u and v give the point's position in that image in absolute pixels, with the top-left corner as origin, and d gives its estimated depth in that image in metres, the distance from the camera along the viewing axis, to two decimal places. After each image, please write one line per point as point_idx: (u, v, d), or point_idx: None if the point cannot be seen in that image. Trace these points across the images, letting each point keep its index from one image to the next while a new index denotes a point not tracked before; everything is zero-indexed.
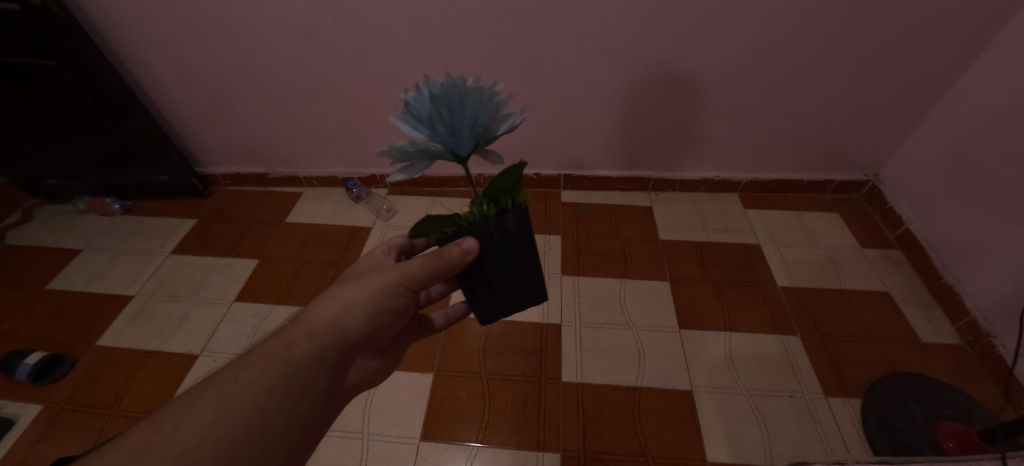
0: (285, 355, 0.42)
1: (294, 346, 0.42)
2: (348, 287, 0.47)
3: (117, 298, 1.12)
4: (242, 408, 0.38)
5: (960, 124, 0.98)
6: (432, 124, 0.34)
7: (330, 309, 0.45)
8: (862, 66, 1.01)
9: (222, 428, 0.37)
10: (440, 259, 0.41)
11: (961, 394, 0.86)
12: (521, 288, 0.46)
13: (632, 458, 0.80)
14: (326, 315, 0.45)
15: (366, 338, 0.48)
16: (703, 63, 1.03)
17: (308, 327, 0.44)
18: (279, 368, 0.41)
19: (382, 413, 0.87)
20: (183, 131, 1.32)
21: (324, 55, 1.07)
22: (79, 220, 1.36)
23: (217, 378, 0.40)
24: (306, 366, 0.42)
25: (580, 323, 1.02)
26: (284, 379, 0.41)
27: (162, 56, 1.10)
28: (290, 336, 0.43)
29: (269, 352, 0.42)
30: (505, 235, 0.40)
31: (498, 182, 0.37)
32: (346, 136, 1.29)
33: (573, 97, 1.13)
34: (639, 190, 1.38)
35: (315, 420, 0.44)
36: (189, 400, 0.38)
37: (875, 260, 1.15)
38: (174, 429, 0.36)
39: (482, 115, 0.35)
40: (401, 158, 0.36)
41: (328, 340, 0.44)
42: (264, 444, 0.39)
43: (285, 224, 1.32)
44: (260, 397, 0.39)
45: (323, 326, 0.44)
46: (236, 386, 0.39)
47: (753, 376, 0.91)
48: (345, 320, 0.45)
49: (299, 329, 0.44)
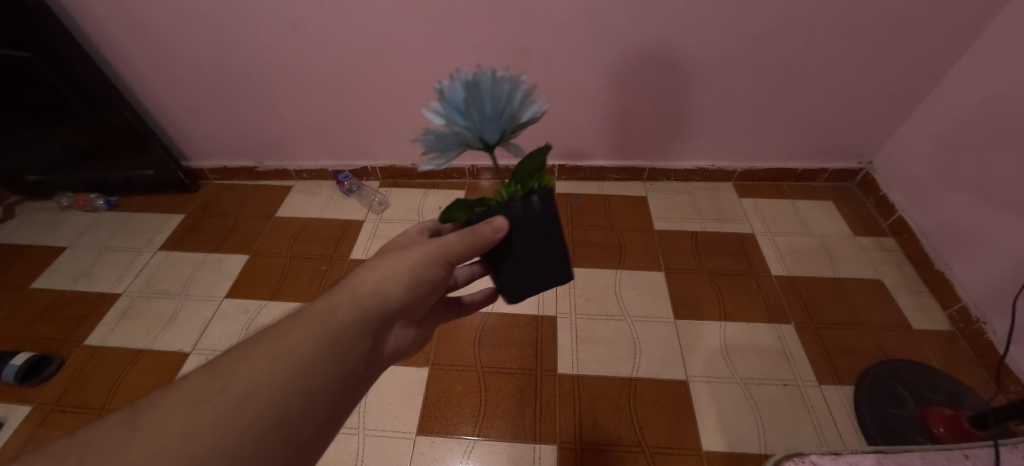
0: (330, 318, 0.36)
1: (339, 310, 0.36)
2: (391, 256, 0.42)
3: (104, 297, 1.09)
4: (285, 368, 0.31)
5: (954, 112, 0.98)
6: (467, 111, 0.32)
7: (372, 274, 0.40)
8: (858, 53, 1.00)
9: (266, 387, 0.30)
10: (468, 240, 0.39)
11: (951, 380, 0.88)
12: (548, 270, 0.43)
13: (627, 448, 0.80)
14: (370, 281, 0.39)
15: (410, 309, 0.42)
16: (699, 51, 1.01)
17: (352, 292, 0.38)
18: (324, 328, 0.34)
19: (377, 408, 0.87)
20: (167, 124, 1.28)
21: (310, 44, 1.04)
22: (63, 217, 1.32)
23: (258, 341, 0.33)
24: (351, 330, 0.36)
25: (575, 314, 1.01)
26: (331, 343, 0.34)
27: (142, 46, 1.07)
28: (333, 301, 0.37)
29: (312, 315, 0.36)
30: (533, 215, 0.39)
31: (522, 166, 0.37)
32: (335, 128, 1.26)
33: (567, 86, 1.11)
34: (633, 180, 1.37)
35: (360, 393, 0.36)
36: (228, 363, 0.32)
37: (868, 248, 1.15)
38: (214, 389, 0.29)
39: (513, 103, 0.33)
40: (433, 146, 0.34)
41: (374, 307, 0.38)
42: (306, 410, 0.31)
43: (275, 218, 1.30)
44: (304, 358, 0.32)
45: (369, 291, 0.39)
46: (279, 348, 0.33)
47: (747, 365, 0.91)
48: (389, 286, 0.40)
49: (343, 294, 0.38)
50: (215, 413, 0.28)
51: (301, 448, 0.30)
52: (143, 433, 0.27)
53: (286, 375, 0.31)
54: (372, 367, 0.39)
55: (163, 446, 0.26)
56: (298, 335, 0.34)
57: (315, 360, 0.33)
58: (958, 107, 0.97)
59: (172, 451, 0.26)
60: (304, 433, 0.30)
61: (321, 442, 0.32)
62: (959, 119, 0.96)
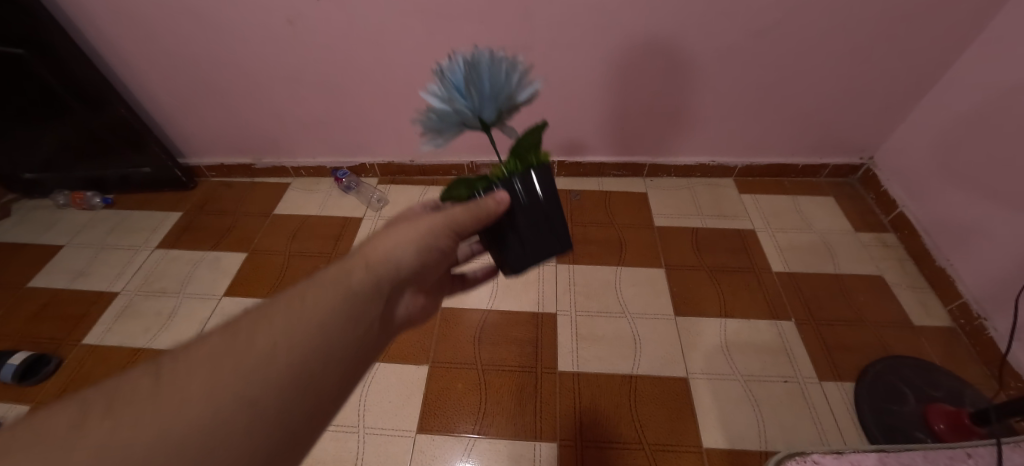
0: (345, 284, 0.37)
1: (353, 275, 0.37)
2: (399, 226, 0.42)
3: (102, 295, 1.09)
4: (307, 327, 0.33)
5: (957, 107, 0.97)
6: (467, 89, 0.37)
7: (384, 243, 0.40)
8: (861, 48, 0.98)
9: (293, 344, 0.32)
10: (471, 214, 0.39)
11: (952, 376, 0.87)
12: (552, 244, 0.43)
13: (628, 446, 0.80)
14: (381, 249, 0.40)
15: (417, 275, 0.43)
16: (700, 45, 1.00)
17: (363, 259, 0.39)
18: (340, 293, 0.36)
19: (377, 406, 0.86)
20: (163, 120, 1.27)
21: (307, 40, 1.03)
22: (59, 215, 1.31)
23: (280, 299, 0.35)
24: (365, 294, 0.37)
25: (576, 311, 1.01)
26: (346, 306, 0.35)
27: (136, 41, 1.05)
28: (347, 266, 0.38)
29: (328, 278, 0.37)
30: (533, 188, 0.40)
31: (521, 140, 0.40)
32: (333, 124, 1.25)
33: (567, 81, 1.10)
34: (633, 176, 1.36)
35: (370, 352, 0.39)
36: (254, 317, 0.33)
37: (869, 244, 1.15)
38: (244, 340, 0.31)
39: (507, 83, 0.38)
40: (435, 124, 0.39)
41: (386, 273, 0.39)
42: (327, 367, 0.33)
43: (273, 215, 1.29)
44: (325, 319, 0.34)
45: (381, 258, 0.39)
46: (301, 308, 0.34)
47: (748, 362, 0.91)
48: (400, 253, 0.40)
49: (356, 261, 0.39)
50: (244, 363, 0.30)
51: (319, 398, 0.33)
52: (177, 376, 0.28)
53: (308, 334, 0.32)
54: (381, 330, 0.41)
55: (199, 387, 0.28)
56: (316, 296, 0.35)
57: (333, 322, 0.34)
58: (961, 102, 0.96)
59: (208, 391, 0.28)
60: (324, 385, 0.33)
61: (337, 393, 0.34)
62: (962, 114, 0.95)
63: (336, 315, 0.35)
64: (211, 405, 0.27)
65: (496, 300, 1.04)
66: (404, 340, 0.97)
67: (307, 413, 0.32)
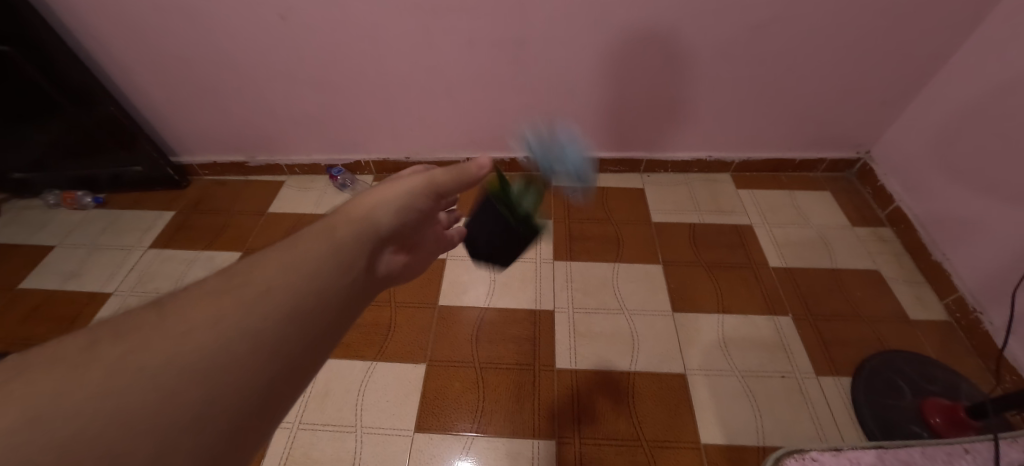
0: (331, 235, 0.36)
1: (339, 228, 0.37)
2: (381, 188, 0.42)
3: (95, 296, 1.08)
4: (299, 270, 0.31)
5: (954, 101, 0.97)
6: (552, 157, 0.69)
7: (365, 201, 0.40)
8: (858, 41, 0.98)
9: (285, 287, 0.30)
10: (457, 175, 0.44)
11: (948, 370, 0.88)
12: (507, 257, 0.75)
13: (626, 442, 0.80)
14: (364, 205, 0.39)
15: (400, 233, 0.43)
16: (697, 39, 0.99)
17: (348, 217, 0.38)
18: (329, 242, 0.34)
19: (375, 406, 0.86)
20: (154, 118, 1.25)
21: (299, 35, 1.01)
22: (50, 215, 1.30)
23: (266, 252, 0.33)
24: (354, 244, 0.36)
25: (573, 308, 1.01)
26: (336, 252, 0.34)
27: (124, 38, 1.03)
28: (333, 222, 0.37)
29: (313, 232, 0.35)
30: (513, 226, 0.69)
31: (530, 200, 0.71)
32: (326, 121, 1.24)
33: (563, 76, 1.09)
34: (630, 172, 1.36)
35: (363, 303, 0.37)
36: (241, 267, 0.31)
37: (865, 239, 1.15)
38: (230, 290, 0.29)
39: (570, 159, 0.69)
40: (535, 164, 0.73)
41: (371, 226, 0.39)
42: (324, 313, 0.31)
43: (268, 214, 1.28)
44: (317, 264, 0.32)
45: (367, 215, 0.39)
46: (291, 255, 0.32)
47: (746, 358, 0.91)
48: (382, 210, 0.40)
49: (340, 217, 0.38)
50: (235, 305, 0.28)
51: (315, 341, 0.31)
52: (165, 325, 0.26)
53: (301, 276, 0.31)
54: (372, 284, 0.39)
55: (196, 323, 0.26)
56: (308, 244, 0.34)
57: (326, 266, 0.33)
58: (958, 96, 0.96)
59: (206, 327, 0.26)
60: (320, 330, 0.31)
61: (331, 339, 0.32)
62: (959, 108, 0.95)
63: (329, 260, 0.33)
64: (207, 344, 0.25)
65: (493, 297, 1.04)
66: (401, 339, 0.96)
67: (308, 348, 0.30)
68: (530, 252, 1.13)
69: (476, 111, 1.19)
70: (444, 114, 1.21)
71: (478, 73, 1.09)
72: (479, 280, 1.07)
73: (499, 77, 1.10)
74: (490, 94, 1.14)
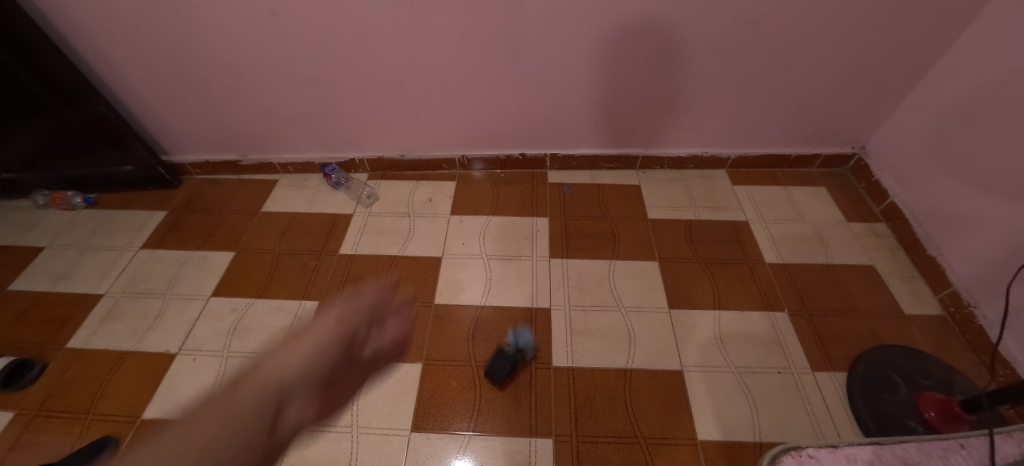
0: (229, 404, 0.33)
1: (238, 395, 0.34)
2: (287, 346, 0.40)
3: (87, 298, 1.06)
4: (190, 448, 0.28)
5: (948, 96, 0.97)
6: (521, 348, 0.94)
7: (270, 360, 0.38)
8: (853, 37, 0.98)
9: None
10: (374, 302, 0.49)
11: (942, 364, 0.88)
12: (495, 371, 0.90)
13: (624, 440, 0.80)
14: (268, 367, 0.37)
15: (311, 388, 0.39)
16: (692, 35, 0.99)
17: (250, 382, 0.36)
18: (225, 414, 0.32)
19: (371, 406, 0.85)
20: (145, 117, 1.23)
21: (291, 32, 1.00)
22: (40, 215, 1.28)
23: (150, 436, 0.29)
24: (255, 411, 0.33)
25: (569, 306, 1.00)
26: (234, 423, 0.31)
27: (112, 35, 1.01)
28: (233, 391, 0.34)
29: (207, 406, 0.32)
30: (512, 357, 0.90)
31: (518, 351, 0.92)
32: (320, 119, 1.23)
33: (558, 72, 1.08)
34: (626, 168, 1.35)
35: None
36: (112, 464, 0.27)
37: (860, 234, 1.15)
38: None
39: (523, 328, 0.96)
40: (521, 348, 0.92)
41: (278, 383, 0.36)
42: None
43: (261, 213, 1.27)
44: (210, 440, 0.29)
45: (271, 376, 0.36)
46: (180, 434, 0.29)
47: (742, 354, 0.91)
48: (290, 365, 0.38)
49: (242, 384, 0.35)
50: None
51: None
52: None
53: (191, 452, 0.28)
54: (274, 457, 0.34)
55: None
56: (199, 420, 0.31)
57: (220, 440, 0.30)
58: (952, 91, 0.96)
59: None
60: None
61: None
62: (953, 103, 0.95)
63: (229, 429, 0.31)
64: None
65: (489, 295, 1.03)
66: None
67: None
68: (526, 249, 1.13)
69: (471, 108, 1.18)
70: (439, 112, 1.20)
71: (473, 69, 1.08)
72: (475, 279, 1.07)
73: (493, 73, 1.09)
74: (485, 91, 1.14)
